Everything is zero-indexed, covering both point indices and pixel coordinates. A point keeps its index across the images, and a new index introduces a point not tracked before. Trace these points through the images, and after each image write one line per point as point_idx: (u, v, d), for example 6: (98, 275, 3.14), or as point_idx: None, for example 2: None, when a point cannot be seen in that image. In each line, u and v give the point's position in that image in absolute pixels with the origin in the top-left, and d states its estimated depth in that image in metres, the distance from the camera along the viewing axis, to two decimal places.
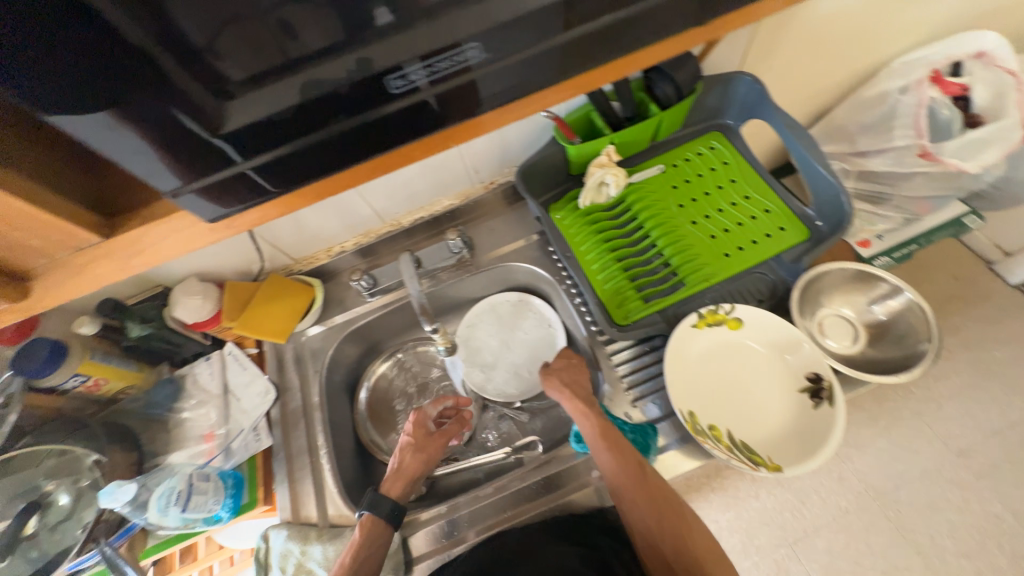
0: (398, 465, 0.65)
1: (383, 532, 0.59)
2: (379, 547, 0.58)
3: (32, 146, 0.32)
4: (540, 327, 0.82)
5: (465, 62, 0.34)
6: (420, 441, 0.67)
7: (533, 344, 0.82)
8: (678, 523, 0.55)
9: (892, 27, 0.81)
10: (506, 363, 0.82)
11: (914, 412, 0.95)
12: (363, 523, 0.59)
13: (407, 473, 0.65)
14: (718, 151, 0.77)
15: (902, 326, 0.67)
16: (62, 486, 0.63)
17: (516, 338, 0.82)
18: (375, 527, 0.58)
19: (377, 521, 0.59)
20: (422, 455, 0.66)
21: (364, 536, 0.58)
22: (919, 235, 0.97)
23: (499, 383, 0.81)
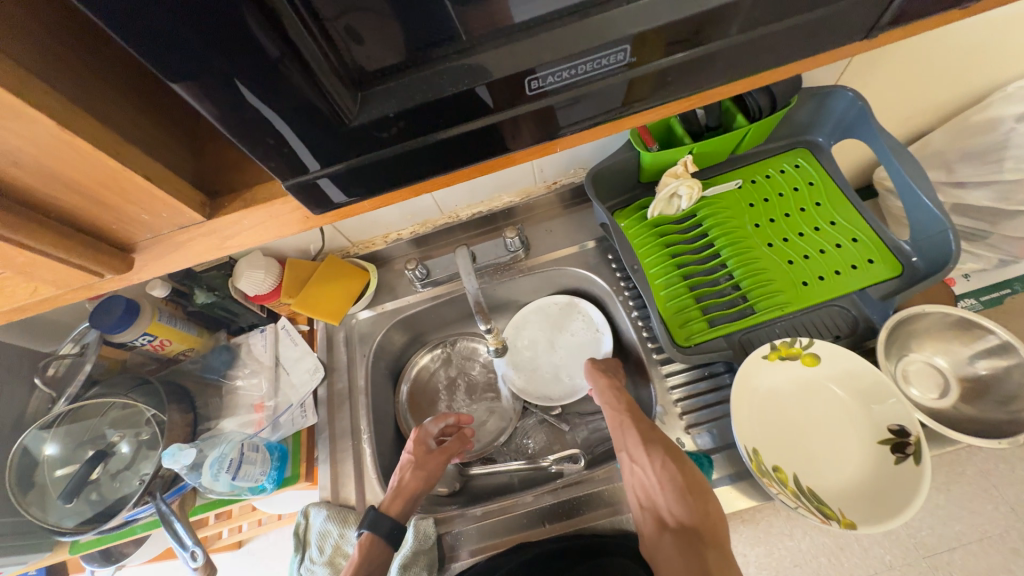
0: (400, 484, 0.64)
1: (382, 551, 0.57)
2: (378, 568, 0.57)
3: (149, 121, 0.32)
4: (586, 331, 0.80)
5: (598, 71, 0.29)
6: (416, 460, 0.66)
7: (578, 349, 0.80)
8: (692, 503, 0.53)
9: (1021, 47, 0.71)
10: (551, 368, 0.80)
11: (982, 471, 0.86)
12: (362, 543, 0.58)
13: (407, 493, 0.63)
14: (802, 169, 0.71)
15: (1008, 387, 0.60)
16: (125, 437, 0.65)
17: (561, 342, 0.81)
18: (372, 548, 0.57)
19: (376, 539, 0.58)
20: (419, 473, 0.65)
21: (362, 554, 0.57)
22: (1014, 279, 0.85)
23: (541, 387, 0.79)
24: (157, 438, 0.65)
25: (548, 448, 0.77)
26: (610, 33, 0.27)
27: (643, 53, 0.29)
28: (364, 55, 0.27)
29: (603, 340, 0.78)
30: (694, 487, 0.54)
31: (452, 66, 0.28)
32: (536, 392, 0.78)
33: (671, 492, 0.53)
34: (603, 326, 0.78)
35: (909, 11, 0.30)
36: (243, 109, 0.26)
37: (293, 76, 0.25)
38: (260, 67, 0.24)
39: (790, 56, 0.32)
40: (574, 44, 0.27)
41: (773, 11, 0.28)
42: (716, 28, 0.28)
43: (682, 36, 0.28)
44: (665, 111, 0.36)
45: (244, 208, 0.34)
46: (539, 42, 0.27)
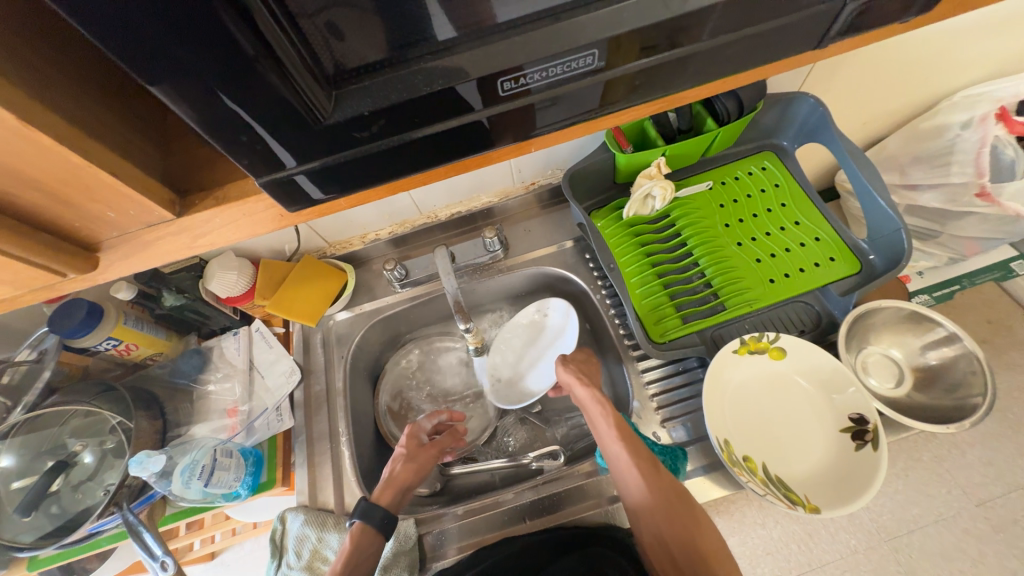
0: (395, 476, 0.63)
1: (373, 541, 0.56)
2: (369, 558, 0.55)
3: (115, 116, 0.31)
4: (558, 334, 0.79)
5: (574, 71, 0.30)
6: (412, 452, 0.66)
7: (552, 353, 0.79)
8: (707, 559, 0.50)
9: (964, 59, 0.76)
10: (525, 373, 0.79)
11: (937, 456, 0.92)
12: (355, 533, 0.56)
13: (399, 484, 0.62)
14: (769, 171, 0.74)
15: (954, 375, 0.65)
16: (88, 446, 0.62)
17: (535, 347, 0.80)
18: (364, 536, 0.56)
19: (368, 530, 0.56)
20: (414, 465, 0.65)
21: (354, 544, 0.56)
22: (961, 275, 0.95)
23: (514, 392, 0.78)
24: (123, 446, 0.63)
25: (529, 445, 0.78)
26: (580, 37, 0.28)
27: (615, 56, 0.30)
28: (344, 52, 0.27)
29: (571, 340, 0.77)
30: (704, 537, 0.51)
31: (428, 66, 0.28)
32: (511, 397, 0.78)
33: (684, 551, 0.50)
34: (571, 327, 0.77)
35: (859, 22, 0.32)
36: (214, 105, 0.25)
37: (269, 73, 0.25)
38: (233, 64, 0.24)
39: (750, 62, 0.33)
40: (550, 45, 0.28)
41: (738, 19, 0.30)
42: (684, 34, 0.30)
43: (653, 41, 0.30)
44: (636, 113, 0.37)
45: (216, 206, 0.33)
46: (513, 44, 0.28)
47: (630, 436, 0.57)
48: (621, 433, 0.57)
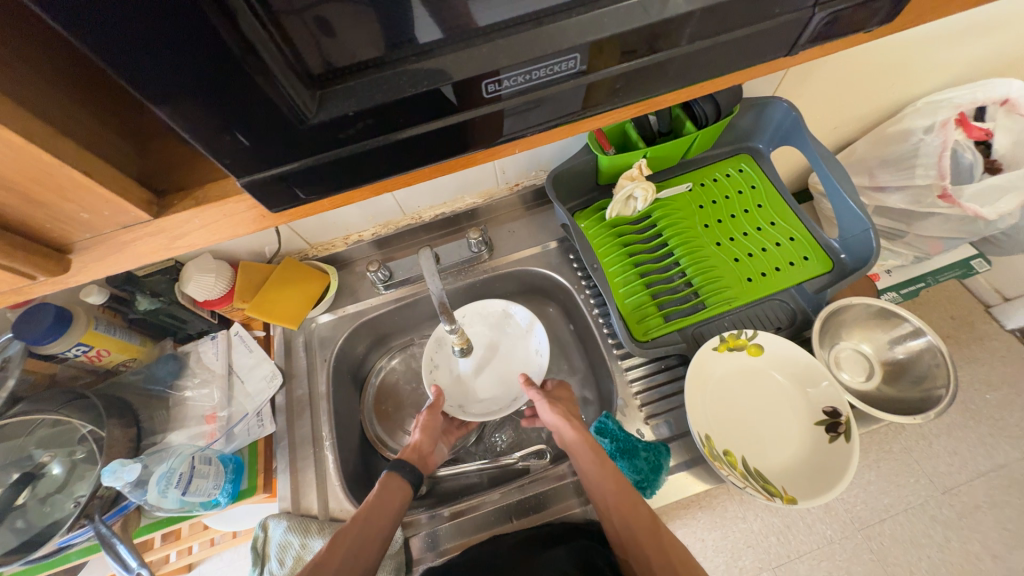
0: (414, 443, 0.67)
1: (402, 485, 0.60)
2: (399, 499, 0.59)
3: (88, 113, 0.30)
4: (529, 349, 0.77)
5: (557, 75, 0.30)
6: (422, 418, 0.70)
7: (518, 353, 0.78)
8: None
9: (927, 66, 0.80)
10: (490, 386, 0.76)
11: (905, 447, 0.96)
12: (384, 479, 0.60)
13: (418, 448, 0.67)
14: (746, 174, 0.77)
15: (920, 368, 0.68)
16: (56, 457, 0.60)
17: (501, 348, 0.78)
18: (393, 480, 0.60)
19: (397, 474, 0.61)
20: (427, 428, 0.69)
21: (385, 484, 0.60)
22: (927, 274, 0.99)
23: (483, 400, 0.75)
24: (94, 456, 0.60)
25: (515, 445, 0.78)
26: (561, 42, 0.29)
27: (597, 60, 0.30)
28: (333, 49, 0.27)
29: (544, 357, 0.75)
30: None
31: (413, 67, 0.28)
32: (475, 413, 0.74)
33: None
34: (543, 342, 0.76)
35: (827, 31, 0.33)
36: (194, 103, 0.25)
37: (254, 72, 0.25)
38: (218, 62, 0.24)
39: (725, 68, 0.35)
40: (532, 48, 0.29)
41: (719, 24, 0.31)
42: (665, 39, 0.31)
43: (634, 46, 0.30)
44: (618, 115, 0.38)
45: (195, 207, 0.33)
46: (496, 48, 0.28)
47: (624, 488, 0.56)
48: (615, 485, 0.56)
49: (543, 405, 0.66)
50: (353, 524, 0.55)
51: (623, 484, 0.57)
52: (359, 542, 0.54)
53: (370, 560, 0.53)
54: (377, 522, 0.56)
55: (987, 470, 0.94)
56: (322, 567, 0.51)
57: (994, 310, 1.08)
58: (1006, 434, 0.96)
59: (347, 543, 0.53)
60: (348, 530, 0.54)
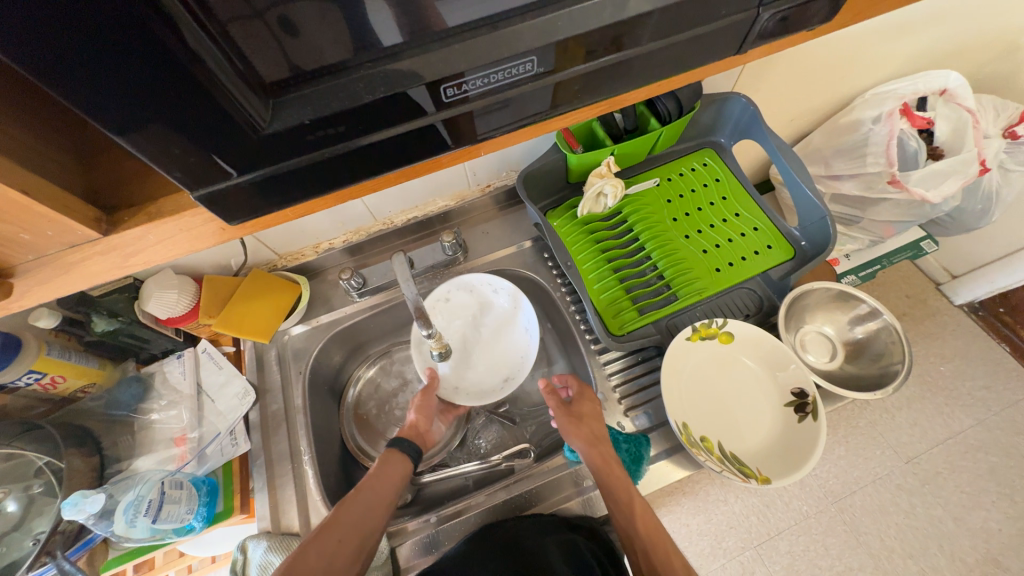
0: (411, 422, 0.69)
1: (404, 463, 0.61)
2: (399, 476, 0.59)
3: (25, 129, 0.28)
4: (518, 329, 0.77)
5: (520, 76, 0.30)
6: (416, 400, 0.71)
7: (506, 333, 0.77)
8: None
9: (874, 59, 0.84)
10: (480, 367, 0.76)
11: (870, 421, 1.01)
12: (386, 454, 0.61)
13: (415, 426, 0.68)
14: (710, 168, 0.79)
15: (878, 345, 0.72)
16: (11, 493, 0.55)
17: (489, 329, 0.78)
18: (395, 455, 0.61)
19: (399, 454, 0.61)
20: (424, 408, 0.70)
21: (386, 463, 0.60)
22: (882, 256, 1.05)
23: (473, 381, 0.76)
24: (54, 489, 0.57)
25: (499, 446, 0.78)
26: (519, 45, 0.29)
27: (559, 60, 0.31)
28: (298, 51, 0.26)
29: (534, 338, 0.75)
30: None
31: (369, 73, 0.28)
32: (469, 395, 0.74)
33: None
34: (532, 322, 0.75)
35: (776, 29, 0.35)
36: (141, 115, 0.24)
37: (206, 82, 0.24)
38: (168, 72, 0.23)
39: (683, 65, 0.35)
40: (491, 52, 0.29)
41: (677, 23, 0.32)
42: (626, 38, 0.31)
43: (596, 46, 0.31)
44: (582, 115, 0.38)
45: (148, 222, 0.31)
46: (453, 52, 0.28)
47: (654, 531, 0.53)
48: (644, 529, 0.53)
49: (567, 425, 0.61)
50: (358, 492, 0.55)
51: (653, 528, 0.53)
52: (364, 508, 0.54)
53: (374, 525, 0.53)
54: (380, 491, 0.56)
55: (945, 438, 1.00)
56: (328, 530, 0.51)
57: (944, 288, 1.16)
58: (959, 403, 1.03)
59: (352, 508, 0.53)
60: (352, 497, 0.54)
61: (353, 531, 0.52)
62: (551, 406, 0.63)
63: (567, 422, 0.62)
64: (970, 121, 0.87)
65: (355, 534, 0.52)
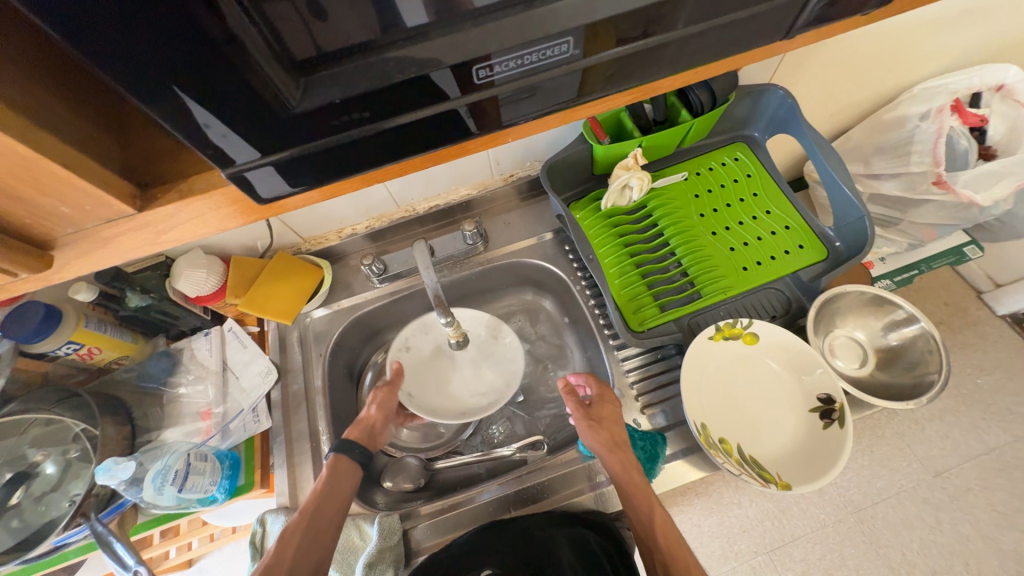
0: (367, 418, 0.66)
1: (351, 468, 0.59)
2: (347, 484, 0.58)
3: (66, 105, 0.29)
4: (497, 374, 0.75)
5: (550, 59, 0.29)
6: (379, 394, 0.68)
7: (484, 371, 0.75)
8: None
9: (927, 51, 0.79)
10: (442, 392, 0.74)
11: (898, 432, 0.97)
12: (332, 463, 0.59)
13: (369, 424, 0.65)
14: (741, 163, 0.76)
15: (913, 354, 0.69)
16: (50, 456, 0.59)
17: (474, 358, 0.76)
18: (342, 464, 0.59)
19: (345, 459, 0.59)
20: (383, 404, 0.67)
21: (330, 475, 0.58)
22: (920, 261, 0.99)
23: (432, 402, 0.73)
24: (89, 454, 0.60)
25: (513, 437, 0.78)
26: (552, 26, 0.28)
27: (591, 45, 0.30)
28: (325, 33, 0.25)
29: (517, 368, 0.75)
30: None
31: (396, 55, 0.27)
32: (423, 407, 0.72)
33: None
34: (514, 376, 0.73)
35: (824, 13, 0.33)
36: (172, 95, 0.24)
37: (237, 60, 0.24)
38: (202, 51, 0.23)
39: (722, 51, 0.34)
40: (522, 33, 0.28)
41: (718, 6, 0.30)
42: (661, 22, 0.30)
43: (629, 33, 0.30)
44: (612, 102, 0.37)
45: (180, 200, 0.32)
46: (485, 32, 0.27)
47: (673, 543, 0.51)
48: (663, 539, 0.52)
49: (583, 426, 0.60)
50: (304, 515, 0.54)
51: (673, 540, 0.51)
52: (313, 528, 0.54)
53: (326, 545, 0.54)
54: (328, 512, 0.55)
55: (978, 453, 0.95)
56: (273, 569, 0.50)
57: (986, 296, 1.10)
58: (997, 418, 0.98)
59: (299, 535, 0.53)
60: (299, 522, 0.54)
61: (305, 555, 0.52)
62: (570, 408, 0.61)
63: (586, 424, 0.60)
64: None
65: (307, 557, 0.52)
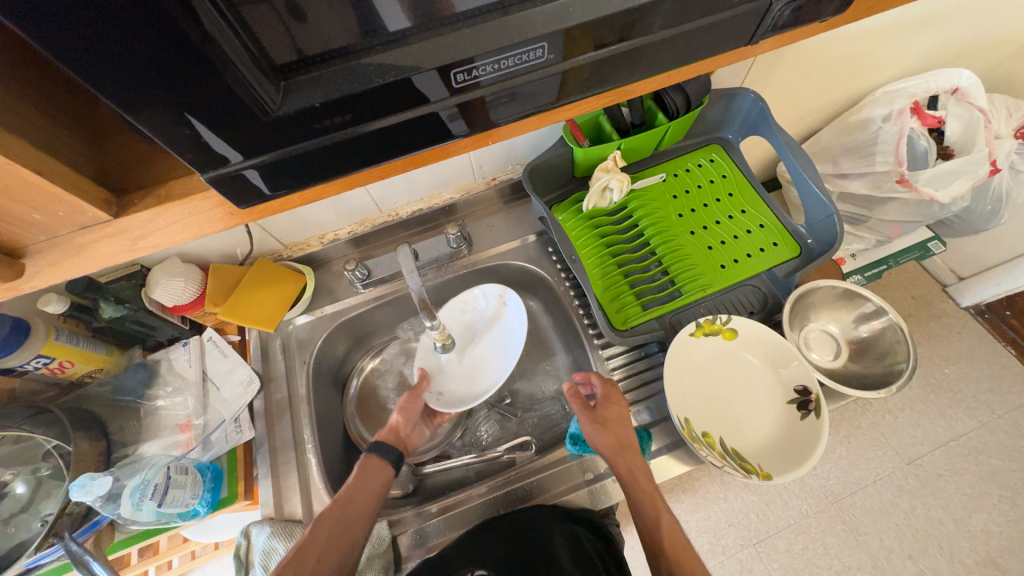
0: (393, 425, 0.66)
1: (383, 467, 0.58)
2: (378, 481, 0.57)
3: (38, 109, 0.29)
4: (506, 343, 0.75)
5: (530, 63, 0.30)
6: (403, 400, 0.69)
7: (491, 344, 0.76)
8: None
9: (887, 55, 0.83)
10: (463, 378, 0.74)
11: (872, 422, 1.01)
12: (365, 458, 0.59)
13: (396, 429, 0.65)
14: (717, 164, 0.78)
15: (883, 344, 0.72)
16: (20, 475, 0.57)
17: (479, 335, 0.77)
18: (372, 461, 0.59)
19: (378, 457, 0.59)
20: (409, 410, 0.68)
21: (363, 469, 0.58)
22: (889, 256, 1.05)
23: (459, 392, 0.73)
24: (62, 472, 0.58)
25: (500, 439, 0.78)
26: (528, 31, 0.29)
27: (567, 49, 0.31)
28: (305, 35, 0.26)
29: (521, 333, 0.74)
30: None
31: (377, 57, 0.28)
32: (450, 403, 0.72)
33: None
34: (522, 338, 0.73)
35: (790, 19, 0.34)
36: (150, 98, 0.24)
37: (216, 63, 0.24)
38: (181, 54, 0.23)
39: (692, 56, 0.35)
40: (500, 37, 0.29)
41: (688, 11, 0.31)
42: (633, 28, 0.31)
43: (603, 38, 0.31)
44: (590, 105, 0.38)
45: (158, 206, 0.32)
46: (463, 37, 0.28)
47: (680, 550, 0.51)
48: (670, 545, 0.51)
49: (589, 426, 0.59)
50: (334, 507, 0.54)
51: (681, 547, 0.51)
52: (343, 521, 0.53)
53: (354, 538, 0.52)
54: (359, 503, 0.55)
55: (947, 440, 0.99)
56: (304, 549, 0.50)
57: (950, 290, 1.15)
58: (963, 405, 1.03)
59: (329, 525, 0.52)
60: (329, 513, 0.53)
61: (332, 548, 0.51)
62: (576, 409, 0.61)
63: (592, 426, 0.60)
64: (982, 120, 0.86)
65: (335, 549, 0.51)
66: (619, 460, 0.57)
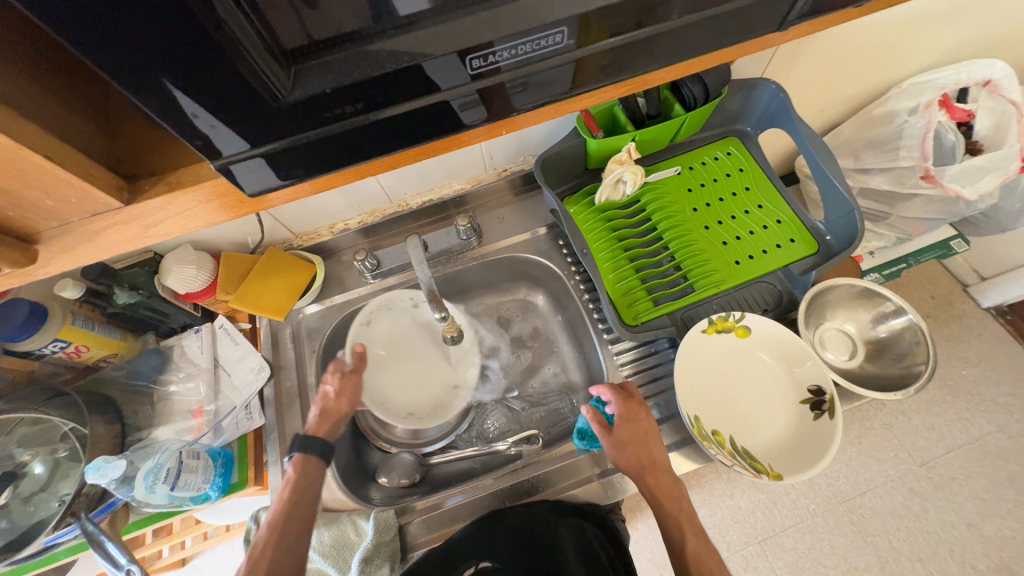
0: (333, 409, 0.63)
1: (317, 468, 0.58)
2: (315, 481, 0.57)
3: (50, 95, 0.28)
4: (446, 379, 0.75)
5: (547, 49, 0.29)
6: (342, 381, 0.65)
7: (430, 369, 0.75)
8: None
9: (916, 46, 0.80)
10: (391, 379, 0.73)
11: (885, 423, 0.99)
12: (296, 463, 0.57)
13: (335, 414, 0.62)
14: (734, 157, 0.76)
15: (901, 345, 0.70)
16: (39, 455, 0.58)
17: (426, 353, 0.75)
18: (305, 465, 0.57)
19: (310, 458, 0.57)
20: (352, 394, 0.64)
21: (297, 474, 0.56)
22: (909, 254, 1.02)
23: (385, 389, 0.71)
24: (78, 453, 0.59)
25: (507, 431, 0.78)
26: (548, 14, 0.28)
27: (585, 33, 0.29)
28: (316, 20, 0.25)
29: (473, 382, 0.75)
30: None
31: (391, 41, 0.27)
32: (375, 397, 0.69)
33: None
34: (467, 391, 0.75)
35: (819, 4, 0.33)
36: (159, 83, 0.24)
37: (227, 47, 0.24)
38: (193, 38, 0.22)
39: (715, 44, 0.34)
40: (518, 21, 0.28)
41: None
42: (655, 12, 0.30)
43: (623, 23, 0.30)
44: (606, 94, 0.37)
45: (169, 193, 0.32)
46: (479, 21, 0.27)
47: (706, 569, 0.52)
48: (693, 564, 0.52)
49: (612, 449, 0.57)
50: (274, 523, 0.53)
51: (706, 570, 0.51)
52: (286, 535, 0.53)
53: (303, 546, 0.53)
54: (298, 511, 0.55)
55: (963, 443, 0.97)
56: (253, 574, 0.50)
57: (971, 290, 1.11)
58: (981, 408, 1.00)
59: (273, 544, 0.52)
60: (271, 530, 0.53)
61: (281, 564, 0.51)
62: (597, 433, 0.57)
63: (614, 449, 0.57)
64: (1014, 114, 0.83)
65: (285, 560, 0.51)
66: (643, 481, 0.56)
